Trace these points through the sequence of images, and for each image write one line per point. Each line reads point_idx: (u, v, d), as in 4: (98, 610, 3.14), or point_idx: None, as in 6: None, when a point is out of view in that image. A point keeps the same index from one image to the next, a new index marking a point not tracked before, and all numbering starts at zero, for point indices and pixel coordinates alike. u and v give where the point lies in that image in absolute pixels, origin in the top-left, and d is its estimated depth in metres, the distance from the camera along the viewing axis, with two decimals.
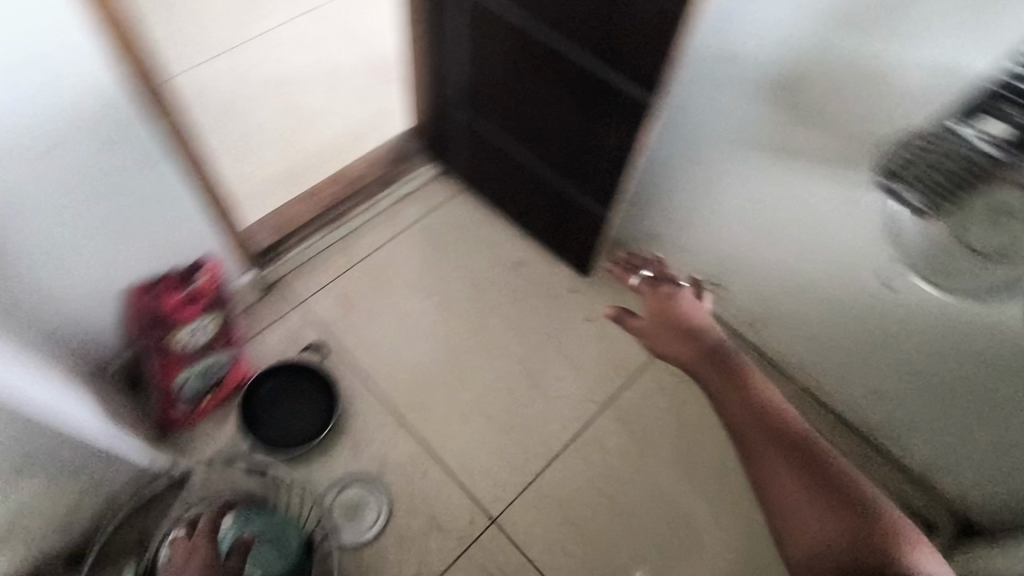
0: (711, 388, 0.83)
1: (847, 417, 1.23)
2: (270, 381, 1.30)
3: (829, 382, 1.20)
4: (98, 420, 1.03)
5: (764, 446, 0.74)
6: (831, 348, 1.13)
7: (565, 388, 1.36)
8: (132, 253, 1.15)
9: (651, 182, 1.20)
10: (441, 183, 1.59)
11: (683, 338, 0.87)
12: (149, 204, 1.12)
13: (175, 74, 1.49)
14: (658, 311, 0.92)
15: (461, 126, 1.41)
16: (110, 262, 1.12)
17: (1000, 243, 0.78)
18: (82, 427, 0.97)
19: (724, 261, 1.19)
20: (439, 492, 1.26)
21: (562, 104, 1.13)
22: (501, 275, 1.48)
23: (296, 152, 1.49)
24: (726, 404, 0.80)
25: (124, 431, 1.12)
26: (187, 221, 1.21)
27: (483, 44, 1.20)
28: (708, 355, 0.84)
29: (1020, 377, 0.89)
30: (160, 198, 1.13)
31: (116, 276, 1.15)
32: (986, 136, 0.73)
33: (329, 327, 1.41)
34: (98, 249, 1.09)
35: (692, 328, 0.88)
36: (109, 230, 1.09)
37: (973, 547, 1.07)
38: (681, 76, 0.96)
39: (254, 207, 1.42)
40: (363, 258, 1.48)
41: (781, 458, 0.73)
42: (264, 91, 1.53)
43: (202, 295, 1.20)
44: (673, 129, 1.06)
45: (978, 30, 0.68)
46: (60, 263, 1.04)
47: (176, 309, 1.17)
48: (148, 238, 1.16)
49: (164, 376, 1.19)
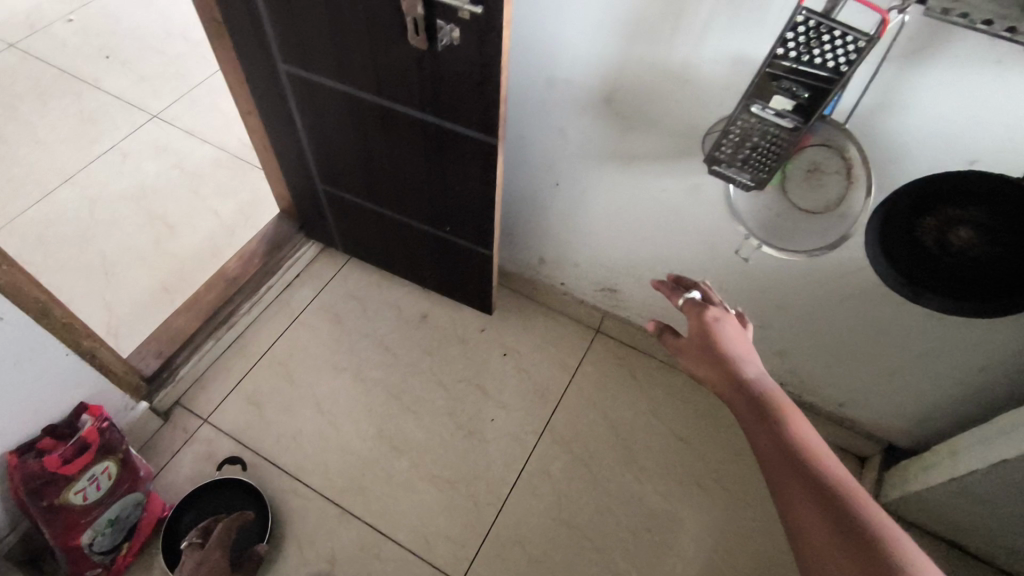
0: (738, 413, 0.75)
1: None
2: (190, 510, 1.21)
3: None
4: None
5: (791, 480, 0.65)
6: None
7: (499, 426, 1.38)
8: (4, 419, 1.03)
9: (525, 212, 1.28)
10: (324, 261, 1.61)
11: (723, 360, 0.80)
12: (12, 362, 1.01)
13: (33, 215, 1.52)
14: (696, 333, 0.85)
15: (329, 203, 1.41)
16: None
17: (823, 198, 0.84)
18: None
19: (611, 268, 1.29)
20: (400, 571, 1.21)
21: (415, 165, 1.16)
22: (408, 334, 1.50)
23: (168, 261, 1.49)
24: (759, 436, 0.71)
25: None
26: (62, 369, 1.10)
27: (319, 126, 1.20)
28: (736, 378, 0.77)
29: (888, 322, 1.03)
30: (25, 353, 1.02)
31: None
32: (776, 111, 0.77)
33: (243, 433, 1.35)
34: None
35: (728, 350, 0.80)
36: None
37: (902, 469, 1.23)
38: (518, 109, 1.06)
39: (133, 327, 1.39)
40: (263, 353, 1.45)
41: (803, 494, 0.63)
42: (127, 208, 1.56)
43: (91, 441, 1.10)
44: (530, 161, 1.15)
45: (742, 24, 0.77)
46: None
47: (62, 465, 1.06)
48: (20, 399, 1.04)
49: (67, 541, 1.06)
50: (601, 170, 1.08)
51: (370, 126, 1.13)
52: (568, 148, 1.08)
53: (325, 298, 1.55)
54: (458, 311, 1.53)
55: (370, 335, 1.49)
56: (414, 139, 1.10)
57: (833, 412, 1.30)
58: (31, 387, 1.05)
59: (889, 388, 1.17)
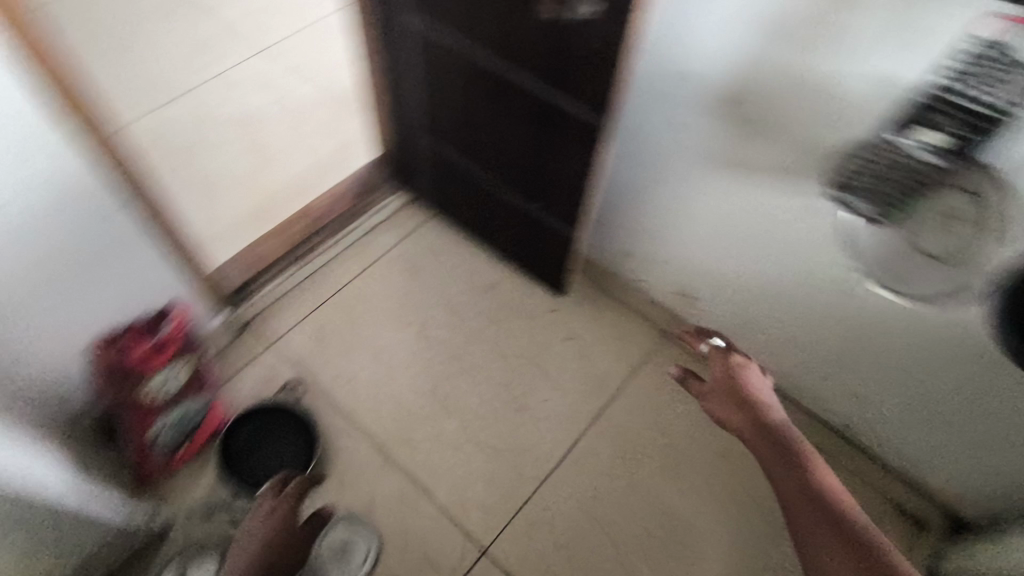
0: (760, 453, 0.92)
1: (832, 424, 1.28)
2: (247, 426, 1.27)
3: (813, 393, 1.26)
4: (75, 477, 0.99)
5: (805, 517, 0.80)
6: (816, 363, 1.19)
7: (550, 407, 1.38)
8: (96, 304, 1.10)
9: (619, 203, 1.25)
10: (408, 213, 1.64)
11: (752, 408, 0.97)
12: (110, 253, 1.07)
13: None
14: (720, 377, 1.04)
15: (425, 156, 1.43)
16: (75, 314, 1.08)
17: (954, 243, 0.81)
18: (56, 481, 0.94)
19: (699, 274, 1.24)
20: (430, 525, 1.24)
21: (518, 134, 1.15)
22: (476, 300, 1.51)
23: None
24: (772, 469, 0.89)
25: (102, 491, 1.07)
26: (152, 270, 1.17)
27: (433, 80, 1.22)
28: (758, 421, 0.95)
29: (997, 382, 0.94)
30: (122, 248, 1.09)
31: (80, 330, 1.10)
32: (927, 144, 0.75)
33: (306, 363, 1.40)
34: (61, 305, 1.04)
35: (751, 397, 0.99)
36: (69, 283, 1.04)
37: (965, 543, 1.15)
38: (636, 96, 1.03)
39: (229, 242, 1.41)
40: (336, 291, 1.50)
41: (818, 530, 0.78)
42: None
43: (169, 344, 1.14)
44: (637, 152, 1.12)
45: (901, 43, 0.73)
46: (21, 322, 0.99)
47: (141, 362, 1.10)
48: (112, 288, 1.12)
49: (135, 429, 1.14)
50: (710, 173, 1.04)
51: (483, 86, 1.12)
52: (677, 150, 1.05)
53: (404, 249, 1.57)
54: (530, 287, 1.53)
55: (440, 293, 1.51)
56: (523, 107, 1.08)
57: (898, 467, 1.23)
58: (123, 280, 1.13)
59: (971, 456, 1.08)
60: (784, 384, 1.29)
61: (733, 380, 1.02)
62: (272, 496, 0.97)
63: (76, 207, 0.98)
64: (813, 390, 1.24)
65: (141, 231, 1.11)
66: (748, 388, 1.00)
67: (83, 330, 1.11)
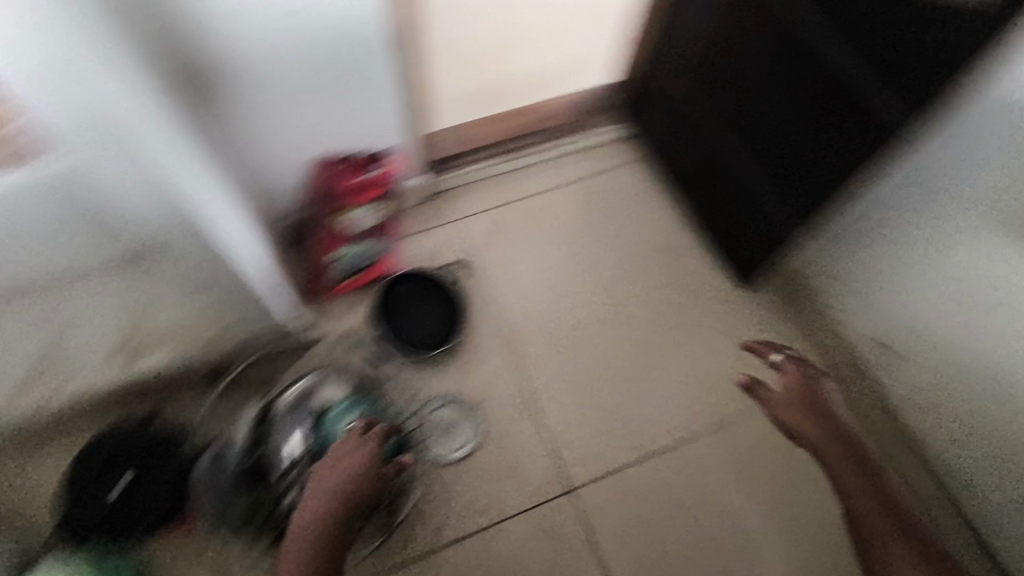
0: (834, 467, 1.00)
1: (980, 530, 1.20)
2: (408, 285, 1.32)
3: (976, 491, 1.18)
4: (264, 267, 1.10)
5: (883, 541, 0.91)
6: (993, 466, 1.12)
7: (683, 391, 1.35)
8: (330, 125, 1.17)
9: (858, 224, 1.17)
10: (622, 146, 1.57)
11: (820, 419, 1.03)
12: (358, 82, 1.11)
13: None
14: (794, 389, 1.06)
15: (674, 94, 1.35)
16: (311, 128, 1.15)
17: None
18: (251, 265, 1.04)
19: (917, 328, 1.15)
20: (529, 443, 1.27)
21: (793, 106, 1.03)
22: (654, 258, 1.46)
23: None
24: (841, 476, 0.99)
25: (281, 288, 1.20)
26: (383, 114, 1.20)
27: (727, 14, 1.10)
28: (841, 437, 1.02)
29: None
30: (367, 84, 1.12)
31: (309, 144, 1.18)
32: None
33: (476, 250, 1.44)
34: (303, 115, 1.11)
35: (819, 407, 1.05)
36: (315, 99, 1.10)
37: None
38: (948, 127, 0.91)
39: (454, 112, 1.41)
40: (528, 195, 1.51)
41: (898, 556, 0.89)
42: None
43: (375, 186, 1.20)
44: (913, 182, 1.02)
45: None
46: (269, 117, 1.08)
47: (347, 192, 1.18)
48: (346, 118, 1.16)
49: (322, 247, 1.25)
50: (1001, 235, 0.93)
51: (782, 41, 1.00)
52: (972, 196, 0.94)
53: (605, 180, 1.54)
54: (711, 266, 1.44)
55: (622, 237, 1.48)
56: (816, 80, 0.96)
57: None
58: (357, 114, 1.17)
59: None
60: (946, 471, 1.23)
61: (811, 391, 1.06)
62: (359, 436, 1.06)
63: (345, 32, 1.01)
64: (979, 488, 1.17)
65: (388, 74, 1.13)
66: (817, 398, 1.05)
67: (311, 145, 1.18)
